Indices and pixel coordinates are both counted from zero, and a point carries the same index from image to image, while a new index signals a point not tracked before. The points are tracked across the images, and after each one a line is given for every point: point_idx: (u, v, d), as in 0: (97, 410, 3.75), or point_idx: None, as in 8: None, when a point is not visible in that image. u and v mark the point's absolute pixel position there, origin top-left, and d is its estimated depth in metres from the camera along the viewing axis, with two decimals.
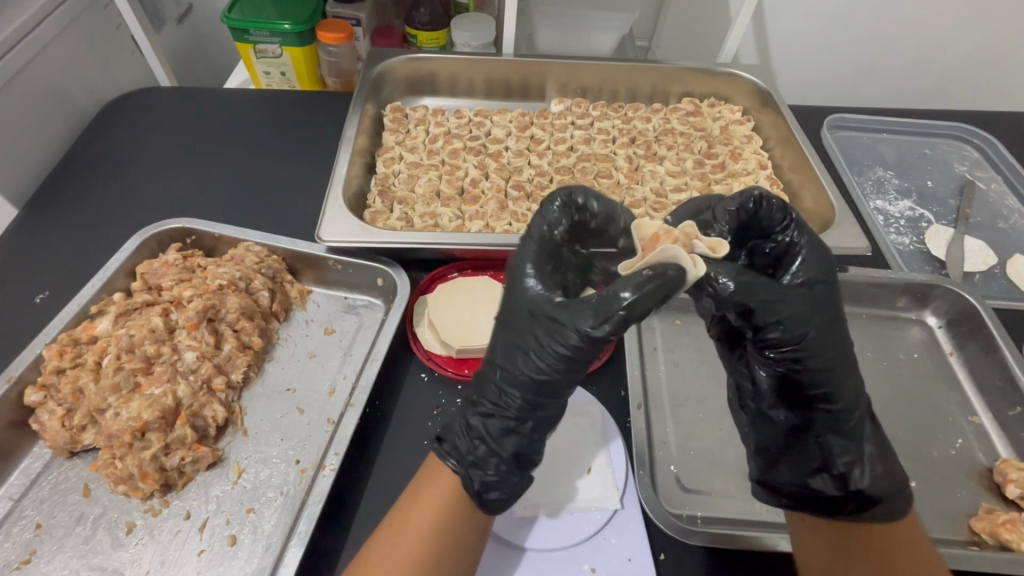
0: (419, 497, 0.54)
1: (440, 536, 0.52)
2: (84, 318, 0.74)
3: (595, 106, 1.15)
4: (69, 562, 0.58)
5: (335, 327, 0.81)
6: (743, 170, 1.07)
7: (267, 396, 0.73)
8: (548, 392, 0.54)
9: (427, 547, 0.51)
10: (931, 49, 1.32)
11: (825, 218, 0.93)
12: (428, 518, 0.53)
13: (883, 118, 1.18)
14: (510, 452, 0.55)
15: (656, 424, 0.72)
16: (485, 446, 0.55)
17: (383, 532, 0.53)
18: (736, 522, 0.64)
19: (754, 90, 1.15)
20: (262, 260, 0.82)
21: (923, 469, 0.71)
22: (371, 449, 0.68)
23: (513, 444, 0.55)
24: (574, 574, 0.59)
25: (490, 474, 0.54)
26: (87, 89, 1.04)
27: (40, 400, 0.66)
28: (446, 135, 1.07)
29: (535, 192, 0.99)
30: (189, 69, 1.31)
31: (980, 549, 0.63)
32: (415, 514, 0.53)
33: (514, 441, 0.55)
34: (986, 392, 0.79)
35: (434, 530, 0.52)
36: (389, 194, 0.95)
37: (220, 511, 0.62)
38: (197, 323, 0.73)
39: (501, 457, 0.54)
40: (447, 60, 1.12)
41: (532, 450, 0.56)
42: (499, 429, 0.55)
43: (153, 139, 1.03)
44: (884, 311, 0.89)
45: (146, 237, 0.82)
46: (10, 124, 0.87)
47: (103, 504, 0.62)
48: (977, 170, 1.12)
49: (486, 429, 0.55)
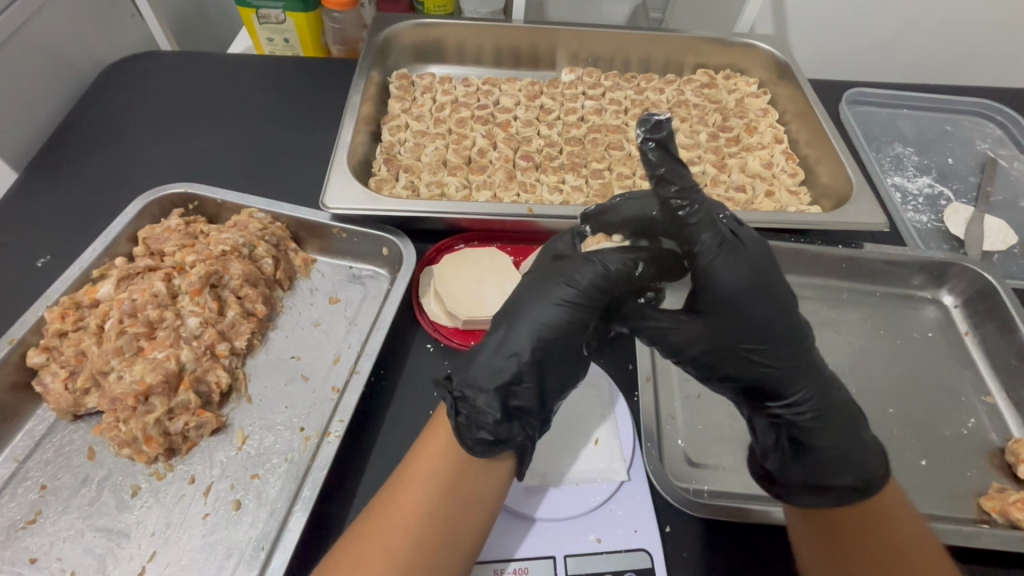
0: (422, 450, 0.55)
1: (436, 509, 0.51)
2: (86, 283, 0.73)
3: (607, 77, 1.12)
4: (74, 523, 0.58)
5: (340, 297, 0.80)
6: (757, 144, 1.04)
7: (272, 364, 0.72)
8: (563, 340, 0.57)
9: (428, 495, 0.52)
10: (957, 21, 1.27)
11: (841, 194, 0.91)
12: (418, 485, 0.53)
13: (904, 93, 1.14)
14: (503, 384, 0.55)
15: (664, 399, 0.71)
16: (479, 371, 0.55)
17: (389, 485, 0.54)
18: (744, 497, 0.63)
19: (771, 61, 1.11)
20: (266, 227, 0.80)
21: (934, 448, 0.70)
22: (376, 417, 0.68)
23: (509, 379, 0.55)
24: (580, 544, 0.59)
25: (477, 406, 0.54)
26: (86, 51, 1.01)
27: (43, 361, 0.66)
28: (454, 104, 1.04)
29: (544, 163, 0.96)
30: (190, 34, 1.28)
31: (990, 527, 0.62)
32: (418, 465, 0.54)
33: (511, 376, 0.55)
34: (1001, 372, 0.78)
35: (429, 503, 0.52)
36: (394, 162, 0.93)
37: (225, 476, 0.62)
38: (200, 288, 0.72)
39: (494, 390, 0.54)
40: (455, 26, 1.08)
41: (536, 404, 0.56)
42: (500, 358, 0.56)
43: (154, 104, 1.01)
44: (898, 290, 0.87)
45: (148, 202, 0.80)
46: (8, 85, 0.85)
47: (108, 466, 0.62)
48: (1000, 148, 1.08)
49: (491, 353, 0.56)
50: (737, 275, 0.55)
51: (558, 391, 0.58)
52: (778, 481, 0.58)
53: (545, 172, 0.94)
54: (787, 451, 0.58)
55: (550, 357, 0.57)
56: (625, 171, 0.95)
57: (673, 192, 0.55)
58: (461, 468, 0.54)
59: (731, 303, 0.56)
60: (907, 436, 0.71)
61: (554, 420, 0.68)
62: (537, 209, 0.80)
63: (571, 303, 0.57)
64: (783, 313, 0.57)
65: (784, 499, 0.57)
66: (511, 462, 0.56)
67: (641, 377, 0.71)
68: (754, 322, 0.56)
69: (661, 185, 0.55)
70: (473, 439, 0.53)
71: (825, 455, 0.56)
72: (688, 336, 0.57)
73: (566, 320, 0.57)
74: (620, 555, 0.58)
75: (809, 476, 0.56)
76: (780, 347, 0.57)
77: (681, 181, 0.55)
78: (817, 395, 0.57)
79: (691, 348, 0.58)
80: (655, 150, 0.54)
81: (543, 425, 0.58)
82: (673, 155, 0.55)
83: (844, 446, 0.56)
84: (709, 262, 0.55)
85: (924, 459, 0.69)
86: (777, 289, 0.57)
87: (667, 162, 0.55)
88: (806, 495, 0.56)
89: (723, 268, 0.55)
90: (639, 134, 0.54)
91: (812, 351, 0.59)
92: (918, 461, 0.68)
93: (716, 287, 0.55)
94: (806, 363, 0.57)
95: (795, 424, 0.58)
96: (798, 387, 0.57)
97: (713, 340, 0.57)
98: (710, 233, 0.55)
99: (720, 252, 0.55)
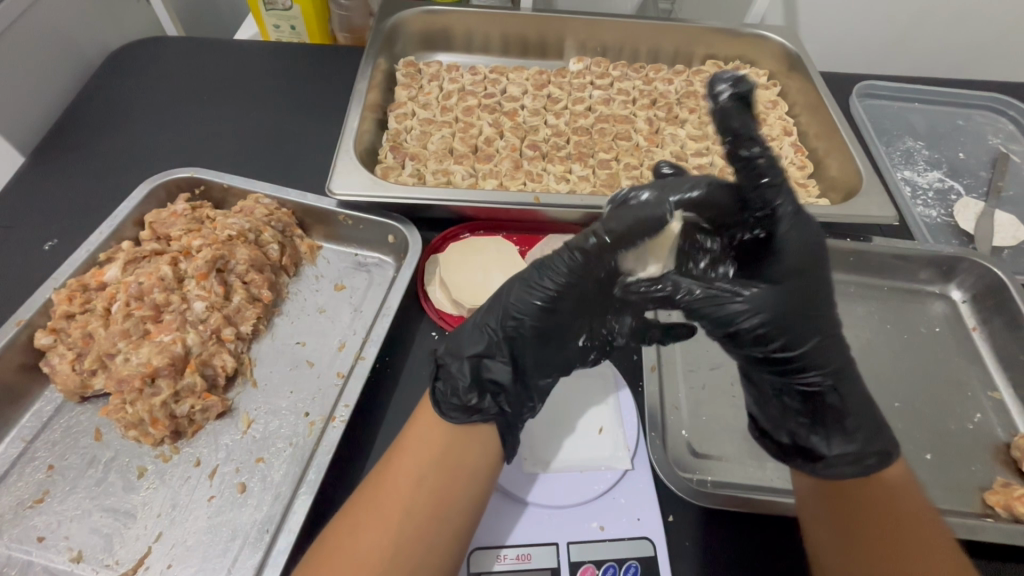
0: (415, 425, 0.56)
1: (427, 480, 0.52)
2: (93, 266, 0.73)
3: (615, 67, 1.11)
4: (82, 502, 0.59)
5: (345, 284, 0.80)
6: (766, 136, 1.03)
7: (277, 349, 0.72)
8: (539, 318, 0.56)
9: (424, 470, 0.52)
10: (973, 14, 1.25)
11: (851, 187, 0.90)
12: (414, 461, 0.53)
13: (916, 86, 1.13)
14: (477, 355, 0.56)
15: (668, 389, 0.71)
16: (461, 343, 0.57)
17: (386, 460, 0.55)
18: (748, 487, 0.63)
19: (782, 53, 1.10)
20: (271, 213, 0.80)
21: (939, 442, 0.70)
22: (381, 404, 0.68)
23: (482, 352, 0.56)
24: (583, 532, 0.59)
25: (452, 372, 0.56)
26: (92, 35, 1.01)
27: (50, 343, 0.66)
28: (461, 92, 1.04)
29: (551, 152, 0.96)
30: (196, 20, 1.28)
31: (994, 521, 0.62)
32: (411, 441, 0.55)
33: (484, 349, 0.56)
34: (1009, 368, 0.77)
35: (420, 475, 0.52)
36: (401, 150, 0.92)
37: (230, 459, 0.63)
38: (206, 272, 0.72)
39: (468, 359, 0.56)
40: (462, 14, 1.08)
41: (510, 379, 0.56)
42: (476, 332, 0.57)
43: (160, 89, 1.00)
44: (906, 285, 0.86)
45: (154, 186, 0.80)
46: (15, 68, 0.85)
47: (115, 448, 0.63)
48: (1012, 144, 1.07)
49: (471, 327, 0.58)
50: (800, 242, 0.58)
51: (537, 369, 0.58)
52: (812, 455, 0.58)
53: (552, 161, 0.94)
54: (828, 420, 0.58)
55: (522, 335, 0.57)
56: (633, 161, 0.94)
57: (754, 152, 0.57)
58: (453, 440, 0.54)
59: (791, 272, 0.57)
60: (912, 430, 0.70)
61: (559, 408, 0.68)
62: (544, 198, 0.80)
63: (548, 289, 0.56)
64: (825, 286, 0.59)
65: (817, 472, 0.57)
66: (494, 435, 0.55)
67: (646, 366, 0.71)
68: (803, 294, 0.57)
69: (742, 144, 0.57)
70: (448, 406, 0.55)
71: (859, 422, 0.57)
72: (751, 303, 0.56)
73: (539, 304, 0.56)
74: (622, 542, 0.58)
75: (851, 444, 0.57)
76: (821, 313, 0.58)
77: (757, 142, 0.57)
78: (846, 364, 0.58)
79: (749, 315, 0.56)
80: (733, 104, 0.56)
81: (528, 403, 0.58)
82: (751, 115, 0.57)
83: (867, 413, 0.58)
84: (784, 229, 0.58)
85: (928, 453, 0.69)
86: (822, 266, 0.59)
87: (744, 124, 0.56)
88: (844, 462, 0.56)
89: (790, 237, 0.58)
90: (719, 89, 0.57)
91: (839, 322, 0.60)
92: (923, 455, 0.68)
93: (782, 253, 0.58)
94: (838, 333, 0.59)
95: (832, 390, 0.58)
96: (829, 355, 0.58)
97: (778, 308, 0.56)
98: (785, 202, 0.59)
99: (795, 219, 0.58)
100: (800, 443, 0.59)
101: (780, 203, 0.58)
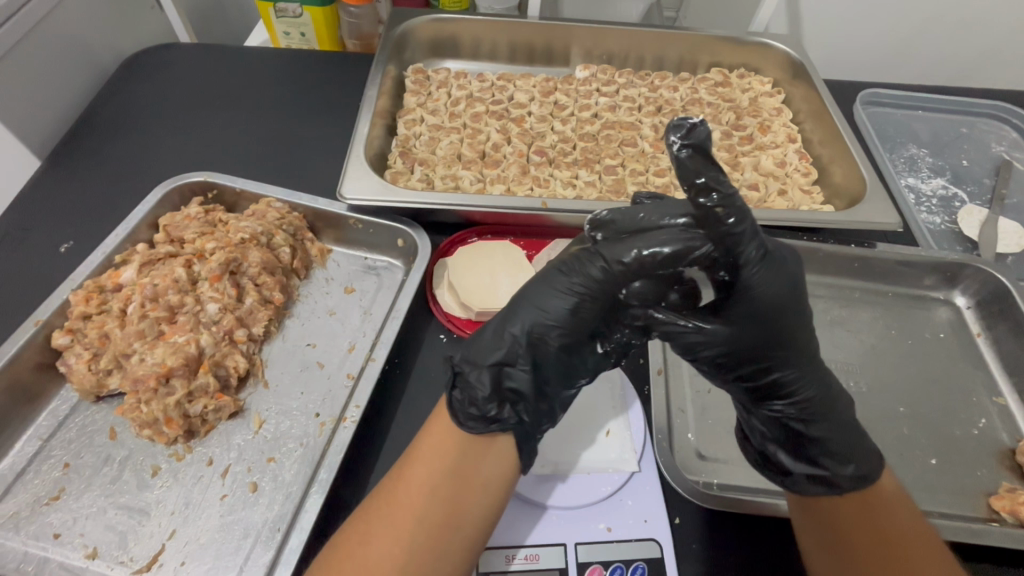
0: (429, 432, 0.56)
1: (440, 488, 0.52)
2: (109, 268, 0.75)
3: (621, 75, 1.13)
4: (96, 500, 0.60)
5: (355, 287, 0.81)
6: (771, 142, 1.04)
7: (288, 350, 0.73)
8: (562, 327, 0.57)
9: (437, 478, 0.52)
10: (976, 23, 1.26)
11: (855, 194, 0.91)
12: (427, 471, 0.53)
13: (919, 94, 1.14)
14: (497, 364, 0.56)
15: (675, 393, 0.72)
16: (480, 351, 0.57)
17: (401, 465, 0.55)
18: (752, 489, 0.64)
19: (786, 61, 1.11)
20: (283, 217, 0.81)
21: (944, 447, 0.70)
22: (390, 405, 0.69)
23: (503, 359, 0.56)
24: (590, 533, 0.60)
25: (470, 381, 0.56)
26: (107, 41, 1.03)
27: (67, 343, 0.67)
28: (468, 98, 1.06)
29: (557, 158, 0.97)
30: (208, 28, 1.30)
31: (999, 526, 0.62)
32: (426, 448, 0.55)
33: (504, 356, 0.56)
34: (1014, 374, 0.78)
35: (433, 484, 0.52)
36: (410, 155, 0.94)
37: (242, 459, 0.63)
38: (220, 275, 0.73)
39: (487, 369, 0.55)
40: (470, 22, 1.09)
41: (526, 388, 0.56)
42: (496, 339, 0.57)
43: (173, 95, 1.02)
44: (910, 290, 0.87)
45: (168, 189, 0.82)
46: (34, 74, 0.87)
47: (128, 447, 0.64)
48: (1015, 151, 1.08)
49: (491, 334, 0.58)
50: (775, 286, 0.54)
51: (558, 378, 0.58)
52: (782, 470, 0.59)
53: (559, 167, 0.95)
54: (793, 444, 0.59)
55: (548, 344, 0.57)
56: (638, 167, 0.96)
57: (713, 202, 0.50)
58: (467, 450, 0.54)
59: (761, 312, 0.55)
60: (917, 434, 0.71)
61: (565, 412, 0.69)
62: (551, 203, 0.81)
63: (577, 294, 0.57)
64: (806, 325, 0.57)
65: (787, 486, 0.58)
66: (513, 444, 0.55)
67: (653, 369, 0.72)
68: (772, 328, 0.55)
69: (701, 195, 0.49)
70: (466, 414, 0.55)
71: (836, 447, 0.56)
72: (711, 338, 0.56)
73: (569, 309, 0.57)
74: (628, 543, 0.59)
75: (815, 468, 0.57)
76: (798, 347, 0.57)
77: (722, 189, 0.49)
78: (820, 394, 0.58)
79: (708, 348, 0.56)
80: (689, 155, 0.48)
81: (546, 411, 0.58)
82: (712, 160, 0.49)
83: (846, 442, 0.56)
84: (750, 274, 0.54)
85: (933, 457, 0.69)
86: (799, 300, 0.57)
87: (704, 170, 0.48)
88: (812, 483, 0.56)
89: (762, 279, 0.54)
90: (672, 140, 0.48)
91: (812, 348, 0.58)
92: (928, 459, 0.69)
93: (751, 300, 0.54)
94: (812, 364, 0.58)
95: (799, 418, 0.58)
96: (802, 387, 0.57)
97: (735, 342, 0.56)
98: (755, 246, 0.53)
99: (762, 263, 0.54)
100: (767, 457, 0.60)
101: (756, 250, 0.53)
